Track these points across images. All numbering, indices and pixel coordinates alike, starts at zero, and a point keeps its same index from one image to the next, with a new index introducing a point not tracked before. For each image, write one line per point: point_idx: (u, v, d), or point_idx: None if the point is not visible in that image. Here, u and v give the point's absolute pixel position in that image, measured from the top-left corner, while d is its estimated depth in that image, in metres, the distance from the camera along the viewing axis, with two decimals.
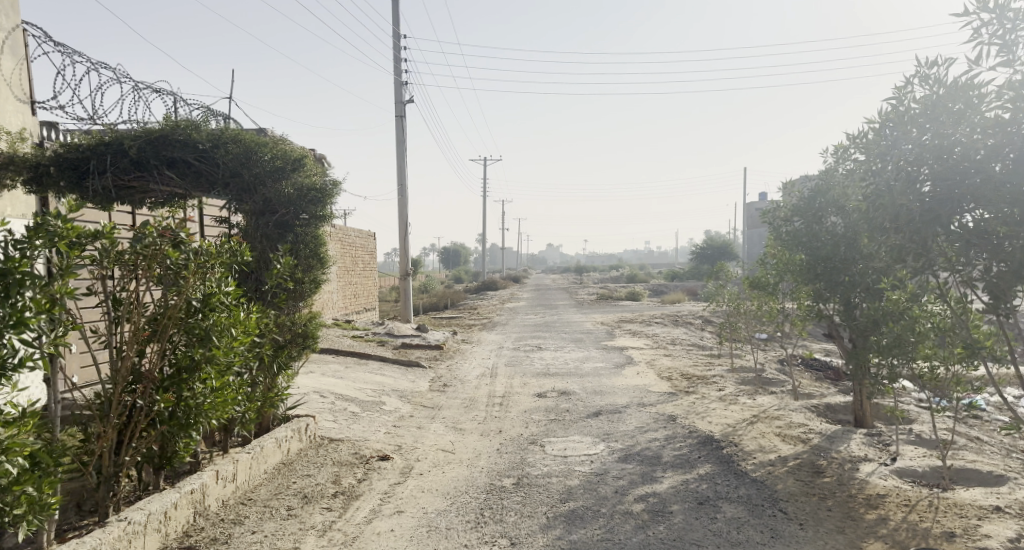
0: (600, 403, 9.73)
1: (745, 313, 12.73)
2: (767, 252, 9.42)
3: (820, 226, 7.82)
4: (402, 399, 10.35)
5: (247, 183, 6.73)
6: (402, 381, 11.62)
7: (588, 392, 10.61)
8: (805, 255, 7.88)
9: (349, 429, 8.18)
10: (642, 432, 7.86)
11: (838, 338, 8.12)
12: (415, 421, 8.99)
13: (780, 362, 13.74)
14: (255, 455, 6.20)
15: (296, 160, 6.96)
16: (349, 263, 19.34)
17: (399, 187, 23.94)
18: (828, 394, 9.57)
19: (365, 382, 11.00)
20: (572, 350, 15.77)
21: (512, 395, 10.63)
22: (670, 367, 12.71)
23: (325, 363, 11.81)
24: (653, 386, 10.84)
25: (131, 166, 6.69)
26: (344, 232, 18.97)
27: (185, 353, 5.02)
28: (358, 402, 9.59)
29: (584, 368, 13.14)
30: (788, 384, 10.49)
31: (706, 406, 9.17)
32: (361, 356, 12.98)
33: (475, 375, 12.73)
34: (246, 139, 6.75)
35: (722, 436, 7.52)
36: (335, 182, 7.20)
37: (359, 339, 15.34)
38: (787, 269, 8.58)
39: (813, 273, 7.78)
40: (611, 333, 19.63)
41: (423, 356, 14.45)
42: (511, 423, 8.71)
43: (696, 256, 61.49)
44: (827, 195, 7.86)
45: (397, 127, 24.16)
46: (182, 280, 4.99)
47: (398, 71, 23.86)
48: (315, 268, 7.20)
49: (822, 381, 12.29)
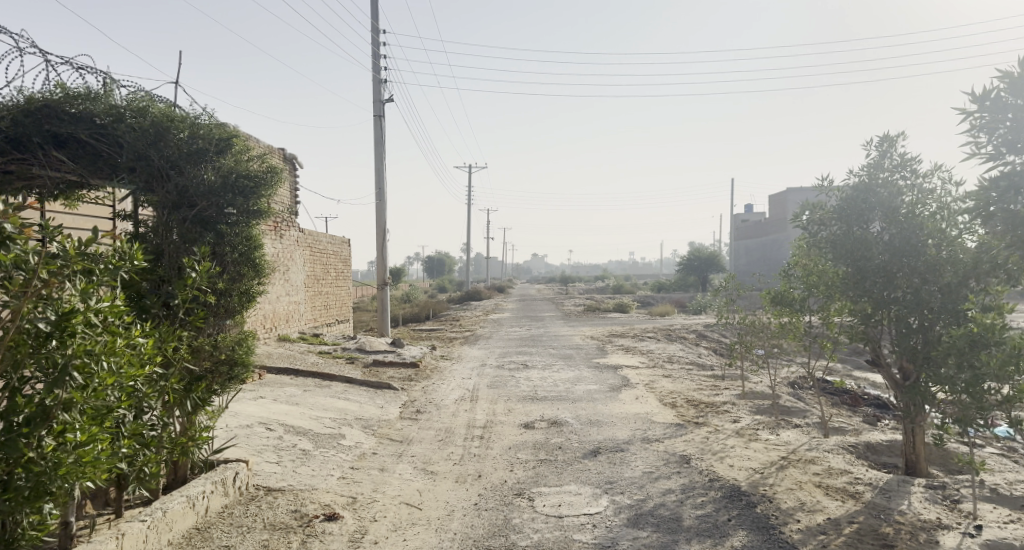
0: (597, 437, 8.31)
1: (757, 332, 11.36)
2: (795, 262, 8.08)
3: (868, 234, 6.61)
4: (366, 430, 8.86)
5: (157, 169, 5.22)
6: (368, 407, 10.12)
7: (583, 422, 9.17)
8: (849, 268, 6.64)
9: (293, 475, 6.69)
10: (653, 481, 6.45)
11: (886, 366, 6.83)
12: (378, 461, 7.49)
13: (791, 386, 12.40)
14: (155, 523, 4.72)
15: (222, 141, 5.50)
16: (319, 271, 17.88)
17: (377, 191, 22.52)
18: (862, 429, 8.23)
19: (324, 409, 9.51)
20: (562, 369, 14.33)
21: (495, 426, 9.18)
22: (672, 391, 11.32)
23: (279, 386, 10.31)
24: (657, 416, 9.43)
25: (7, 144, 5.25)
26: (314, 237, 17.52)
27: (29, 398, 3.57)
28: (311, 436, 8.09)
29: (576, 391, 11.72)
30: (811, 415, 9.14)
31: (723, 443, 7.79)
32: (324, 377, 11.46)
33: (453, 398, 11.27)
34: (157, 113, 5.26)
35: (751, 488, 6.13)
36: (273, 169, 5.75)
37: (326, 356, 13.81)
38: (823, 284, 7.26)
39: (858, 289, 6.54)
40: (603, 349, 18.22)
41: (396, 375, 12.97)
42: (492, 465, 7.25)
43: (684, 268, 60.43)
44: (872, 197, 6.65)
45: (375, 127, 22.72)
46: (12, 299, 3.44)
47: (377, 68, 22.48)
48: (246, 277, 5.66)
49: (844, 409, 10.94)
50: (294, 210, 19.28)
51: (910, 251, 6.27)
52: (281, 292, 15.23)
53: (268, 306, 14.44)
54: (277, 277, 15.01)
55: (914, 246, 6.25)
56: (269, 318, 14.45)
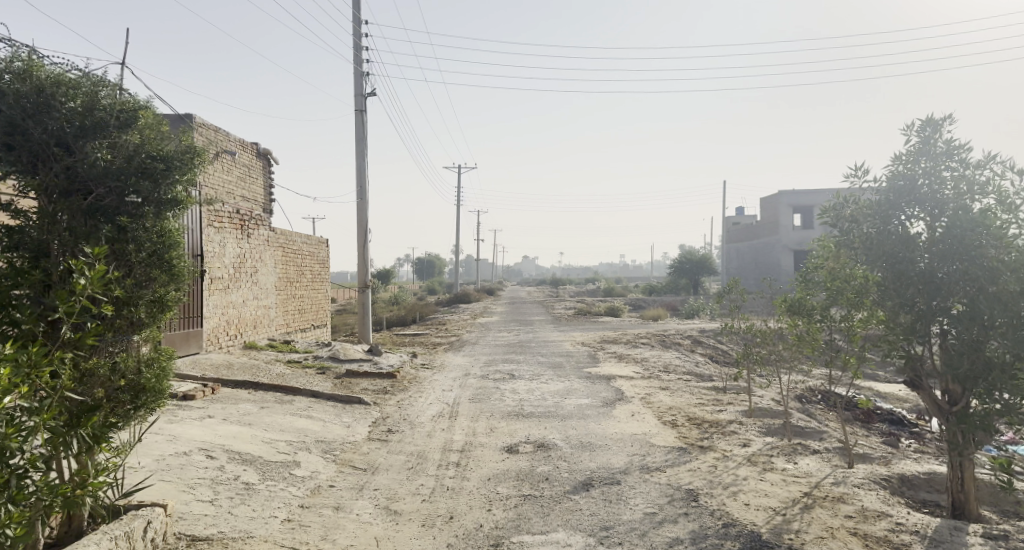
0: (590, 465, 7.27)
1: (766, 341, 10.33)
2: (817, 265, 7.06)
3: (910, 233, 5.71)
4: (325, 456, 7.76)
5: (40, 146, 4.13)
6: (332, 427, 9.02)
7: (573, 445, 8.12)
8: (889, 273, 5.75)
9: (227, 519, 5.58)
10: (656, 527, 5.40)
11: (927, 388, 5.88)
12: (334, 498, 6.40)
13: (800, 400, 11.41)
14: None
15: (127, 113, 4.40)
16: (292, 273, 16.77)
17: (358, 189, 21.45)
18: (891, 457, 7.22)
19: (281, 430, 8.42)
20: (550, 380, 13.28)
21: (474, 450, 8.11)
22: (671, 407, 10.29)
23: (233, 403, 9.22)
24: (656, 438, 8.40)
25: None
26: (287, 237, 16.42)
27: None
28: (259, 467, 7.00)
29: (566, 406, 10.67)
30: (829, 438, 8.14)
31: (734, 474, 6.76)
32: (287, 391, 10.37)
33: (430, 415, 10.19)
34: (38, 76, 4.15)
35: (774, 537, 5.09)
36: (194, 148, 4.67)
37: (294, 366, 12.71)
38: (860, 292, 6.36)
39: (899, 295, 5.68)
40: (594, 357, 17.19)
41: (369, 388, 11.88)
42: (467, 503, 6.18)
43: (675, 270, 59.61)
44: (911, 190, 5.81)
45: (357, 123, 21.62)
46: None
47: (360, 60, 21.41)
48: (156, 282, 4.57)
49: (861, 429, 9.92)
50: (268, 208, 18.18)
51: (963, 253, 5.36)
52: (248, 295, 14.12)
53: (232, 311, 13.33)
54: (243, 280, 13.90)
55: (970, 247, 5.35)
56: (233, 324, 13.33)
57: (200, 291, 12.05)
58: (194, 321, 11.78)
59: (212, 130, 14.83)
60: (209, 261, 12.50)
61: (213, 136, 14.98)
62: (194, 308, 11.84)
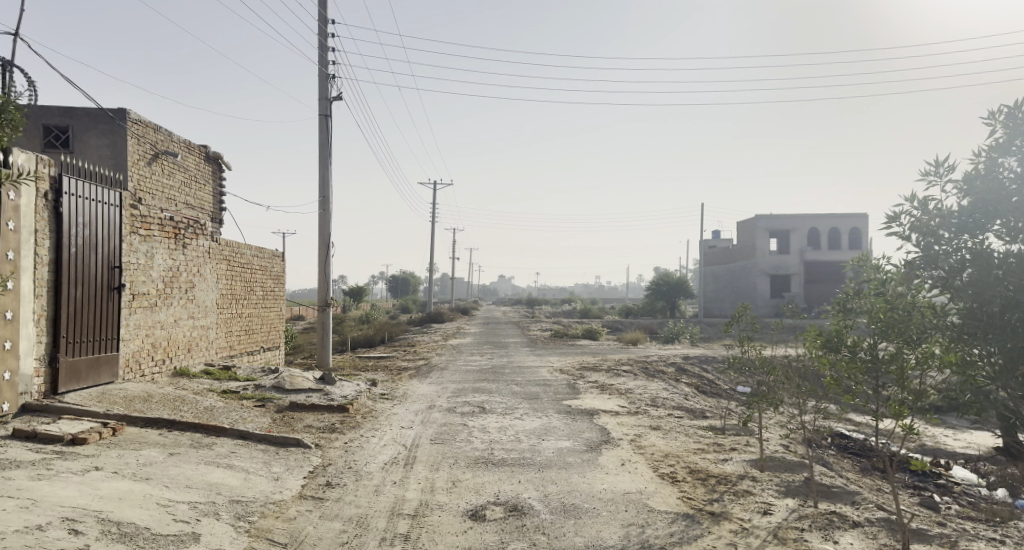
0: (576, 541, 5.68)
1: (779, 378, 8.85)
2: (865, 291, 5.64)
3: (1001, 250, 4.40)
4: (238, 525, 6.06)
5: None
6: (256, 481, 7.30)
7: (554, 510, 6.52)
8: (991, 305, 4.40)
9: None
10: None
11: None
12: None
13: (811, 445, 9.94)
14: None
15: None
16: (239, 290, 15.00)
17: (321, 200, 19.81)
18: (954, 537, 5.75)
19: (186, 487, 6.69)
20: (526, 416, 11.68)
21: (429, 515, 6.45)
22: (667, 455, 8.77)
23: (135, 450, 7.49)
24: (655, 498, 6.85)
25: None
26: (233, 249, 14.65)
27: None
28: (140, 545, 5.29)
29: (543, 451, 9.07)
30: (865, 503, 6.67)
31: None
32: (209, 432, 8.63)
33: (381, 462, 8.50)
34: None
35: None
36: None
37: (229, 398, 10.92)
38: (923, 327, 5.00)
39: (999, 335, 4.36)
40: (574, 387, 15.62)
41: (314, 425, 10.16)
42: None
43: (652, 292, 58.45)
44: (1004, 197, 4.42)
45: (321, 129, 20.03)
46: None
47: (325, 62, 19.87)
48: None
49: (888, 486, 8.46)
50: (217, 218, 16.45)
51: None
52: (182, 314, 12.35)
53: (160, 332, 11.56)
54: (176, 296, 12.13)
55: None
56: (160, 347, 11.56)
57: (116, 310, 10.29)
58: (107, 345, 10.01)
59: (151, 129, 13.18)
60: (130, 274, 10.74)
61: (151, 135, 13.31)
62: (108, 329, 10.07)
